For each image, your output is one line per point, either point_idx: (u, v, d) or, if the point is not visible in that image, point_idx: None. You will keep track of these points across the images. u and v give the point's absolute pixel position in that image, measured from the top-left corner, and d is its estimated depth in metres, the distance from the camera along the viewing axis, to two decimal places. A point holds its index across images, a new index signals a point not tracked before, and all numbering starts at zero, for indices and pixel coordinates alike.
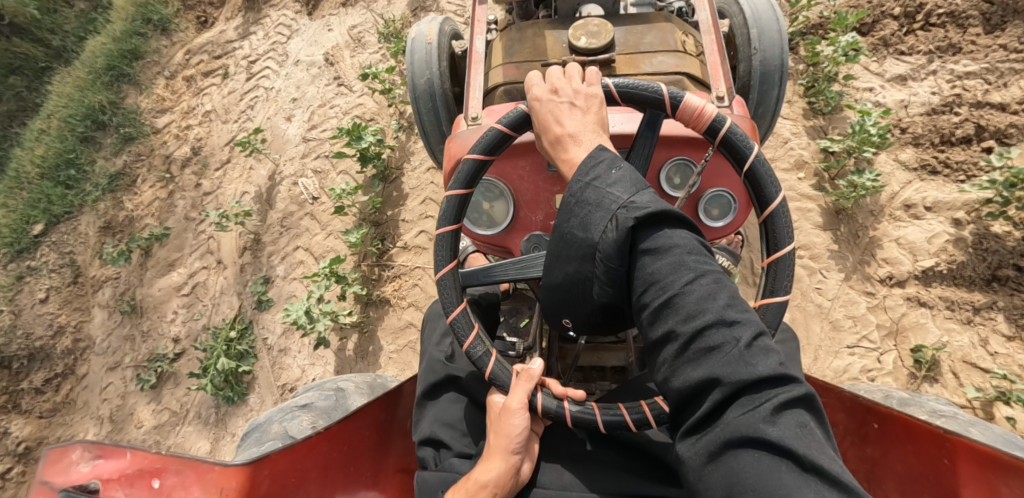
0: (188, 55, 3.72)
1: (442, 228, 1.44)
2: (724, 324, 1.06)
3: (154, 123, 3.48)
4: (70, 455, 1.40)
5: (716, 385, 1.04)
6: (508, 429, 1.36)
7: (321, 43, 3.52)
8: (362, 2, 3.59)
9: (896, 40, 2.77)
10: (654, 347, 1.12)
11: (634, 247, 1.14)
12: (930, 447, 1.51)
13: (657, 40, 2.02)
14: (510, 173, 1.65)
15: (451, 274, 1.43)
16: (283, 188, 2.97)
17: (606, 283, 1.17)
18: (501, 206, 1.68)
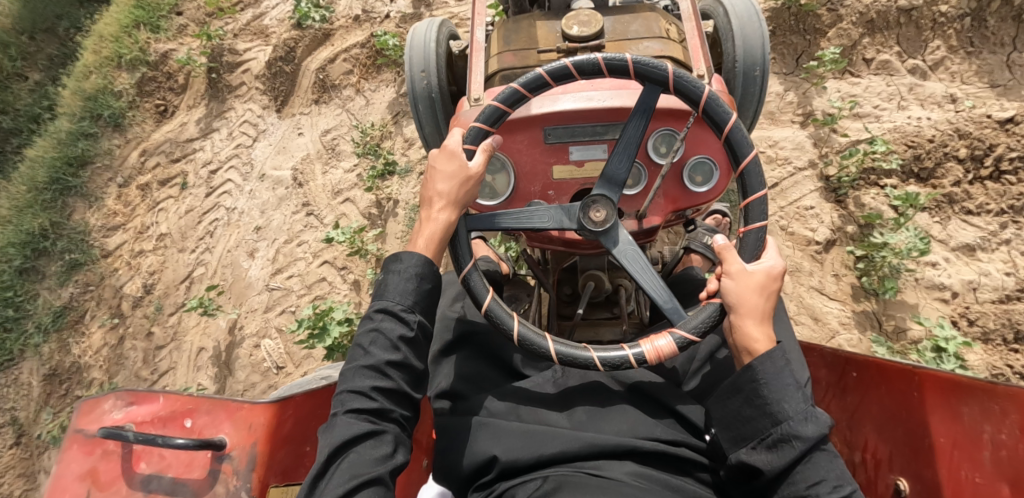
0: (143, 157, 3.30)
1: (466, 148, 1.64)
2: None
3: (104, 244, 3.08)
4: (104, 405, 1.68)
5: None
6: (468, 189, 1.63)
7: (289, 151, 3.08)
8: (337, 100, 3.15)
9: (962, 195, 2.33)
10: None
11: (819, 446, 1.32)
12: (901, 385, 1.60)
13: (642, 29, 2.40)
14: (509, 148, 1.83)
15: (463, 221, 1.67)
16: (244, 351, 2.59)
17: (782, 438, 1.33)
18: (503, 180, 1.83)
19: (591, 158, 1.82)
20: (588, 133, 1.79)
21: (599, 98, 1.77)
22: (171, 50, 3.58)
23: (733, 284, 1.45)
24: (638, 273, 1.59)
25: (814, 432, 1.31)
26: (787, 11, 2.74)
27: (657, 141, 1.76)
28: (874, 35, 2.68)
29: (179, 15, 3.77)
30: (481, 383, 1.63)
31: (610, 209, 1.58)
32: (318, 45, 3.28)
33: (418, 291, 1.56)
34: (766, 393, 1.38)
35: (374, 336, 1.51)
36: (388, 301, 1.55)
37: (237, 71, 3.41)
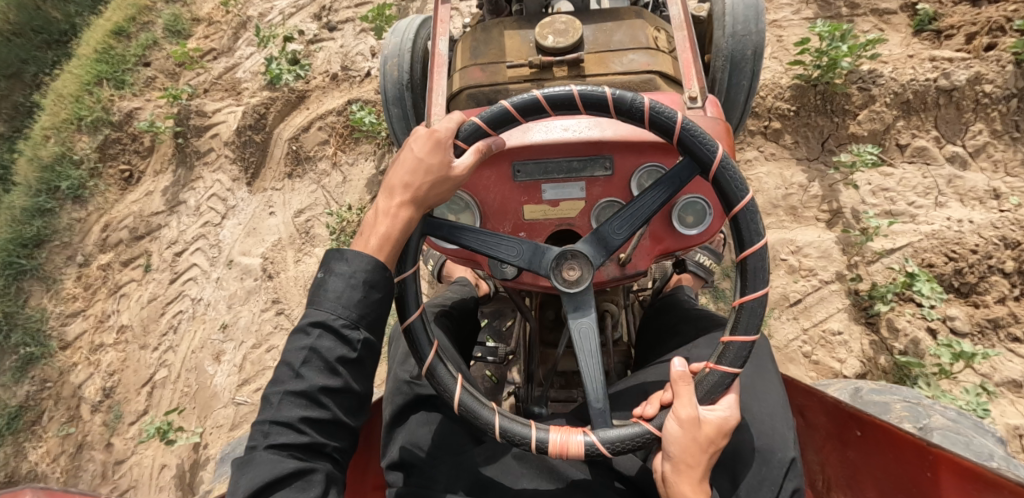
0: (105, 231, 3.06)
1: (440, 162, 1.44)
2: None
3: (62, 334, 2.86)
4: None
5: None
6: (441, 191, 1.42)
7: (259, 233, 2.81)
8: (311, 174, 2.87)
9: (1009, 319, 2.06)
10: None
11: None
12: (913, 456, 1.56)
13: (626, 38, 2.07)
14: (474, 183, 1.58)
15: (424, 220, 1.46)
16: (206, 473, 2.37)
17: None
18: (468, 220, 1.59)
19: (567, 197, 1.57)
20: (563, 169, 1.56)
21: (576, 129, 1.54)
22: (136, 108, 3.32)
23: (681, 431, 1.31)
24: (585, 354, 1.40)
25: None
26: (813, 88, 2.44)
27: (641, 177, 1.54)
28: (909, 118, 2.38)
29: (146, 67, 3.51)
30: (436, 452, 1.50)
31: (584, 266, 1.40)
32: (291, 110, 3.00)
33: (365, 302, 1.35)
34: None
35: (308, 355, 1.33)
36: (328, 314, 1.34)
37: (205, 134, 3.13)
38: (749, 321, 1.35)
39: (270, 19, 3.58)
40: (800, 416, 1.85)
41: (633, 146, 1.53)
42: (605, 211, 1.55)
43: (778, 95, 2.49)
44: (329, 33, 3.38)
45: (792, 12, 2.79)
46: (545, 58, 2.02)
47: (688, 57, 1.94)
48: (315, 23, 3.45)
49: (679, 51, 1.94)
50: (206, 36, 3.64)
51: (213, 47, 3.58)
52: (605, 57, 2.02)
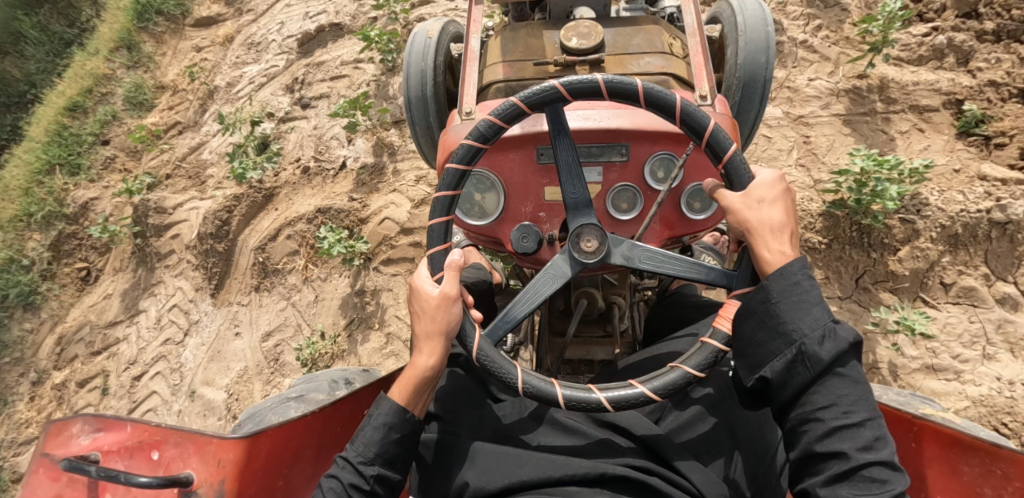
0: (60, 344, 2.81)
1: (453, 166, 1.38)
2: (890, 462, 1.12)
3: (14, 465, 2.63)
4: (70, 428, 1.36)
5: (843, 458, 1.13)
6: (445, 319, 1.37)
7: (224, 359, 2.55)
8: (280, 287, 2.59)
9: None
10: (812, 460, 1.17)
11: (832, 366, 1.17)
12: (897, 429, 1.41)
13: (644, 41, 2.11)
14: (498, 165, 1.58)
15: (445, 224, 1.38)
16: None
17: (788, 378, 1.19)
18: (492, 200, 1.59)
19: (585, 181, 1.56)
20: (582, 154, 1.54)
21: (597, 118, 1.53)
22: (91, 198, 3.04)
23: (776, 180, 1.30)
24: (663, 264, 1.38)
25: (845, 343, 1.16)
26: (846, 216, 2.16)
27: (654, 165, 1.54)
28: (956, 253, 2.08)
29: (104, 145, 3.22)
30: (454, 398, 1.47)
31: (604, 240, 1.38)
32: (258, 211, 2.70)
33: (385, 441, 1.32)
34: (779, 311, 1.21)
35: (333, 482, 1.30)
36: (351, 449, 1.33)
37: (165, 234, 2.84)
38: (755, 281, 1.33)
39: (238, 90, 3.26)
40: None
41: (651, 134, 1.52)
42: (621, 196, 1.55)
43: (808, 226, 2.22)
44: (302, 110, 3.06)
45: (820, 106, 2.48)
46: (567, 58, 2.05)
47: (699, 58, 2.00)
48: (288, 96, 3.13)
49: (693, 53, 1.98)
50: (170, 107, 3.34)
51: (178, 120, 3.28)
52: (623, 57, 2.07)
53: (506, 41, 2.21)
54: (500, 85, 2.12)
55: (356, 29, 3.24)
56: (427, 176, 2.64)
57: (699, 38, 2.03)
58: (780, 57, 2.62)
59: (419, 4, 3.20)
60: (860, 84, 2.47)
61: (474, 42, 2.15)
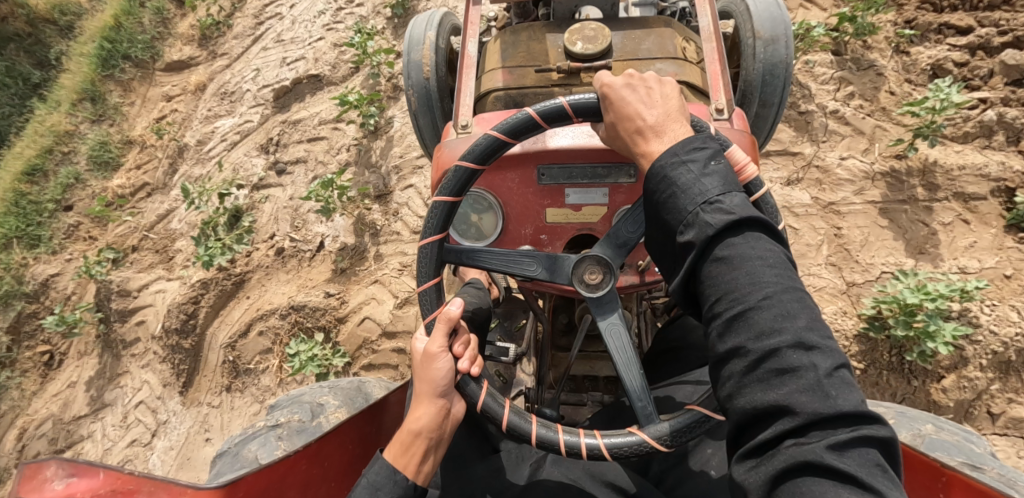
0: (20, 440, 2.61)
1: (427, 238, 1.28)
2: (798, 342, 0.96)
3: None
4: (43, 472, 1.14)
5: (744, 354, 0.99)
6: (433, 374, 1.25)
7: (194, 468, 2.33)
8: (253, 388, 2.36)
9: None
10: (721, 363, 1.02)
11: (712, 250, 1.04)
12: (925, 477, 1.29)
13: (655, 46, 1.83)
14: (496, 186, 1.38)
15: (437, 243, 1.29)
16: None
17: (668, 271, 1.08)
18: (490, 222, 1.40)
19: (590, 202, 1.36)
20: (587, 174, 1.35)
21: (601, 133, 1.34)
22: (53, 274, 2.83)
23: (622, 78, 1.19)
24: None
25: (719, 223, 1.03)
26: (885, 340, 1.91)
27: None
28: (1007, 381, 1.83)
29: (68, 211, 3.00)
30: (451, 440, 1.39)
31: (609, 267, 1.23)
32: (227, 300, 2.47)
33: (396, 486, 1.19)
34: (652, 208, 1.11)
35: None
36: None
37: (129, 320, 2.61)
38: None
39: (209, 149, 2.99)
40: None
41: None
42: None
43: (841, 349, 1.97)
44: (277, 176, 2.79)
45: (853, 191, 2.22)
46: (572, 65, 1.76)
47: (717, 67, 1.69)
48: (262, 158, 2.87)
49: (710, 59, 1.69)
50: (137, 166, 3.08)
51: (145, 181, 3.03)
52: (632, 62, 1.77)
53: (504, 47, 1.93)
54: (497, 92, 1.85)
55: (336, 82, 2.96)
56: (413, 264, 2.39)
57: (718, 43, 1.73)
58: (808, 130, 2.35)
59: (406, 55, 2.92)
60: (898, 167, 2.21)
61: (472, 47, 1.88)
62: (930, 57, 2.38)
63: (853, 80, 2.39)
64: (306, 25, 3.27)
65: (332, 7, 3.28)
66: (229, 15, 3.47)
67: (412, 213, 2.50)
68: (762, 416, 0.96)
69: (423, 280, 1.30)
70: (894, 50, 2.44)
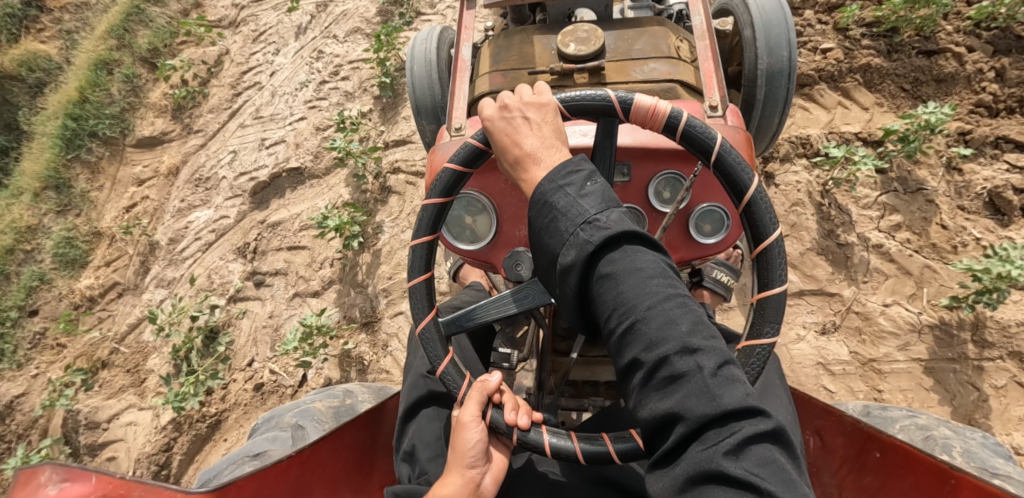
0: None
1: (414, 278, 1.31)
2: (683, 349, 0.98)
3: None
4: (38, 478, 1.20)
5: (638, 367, 1.01)
6: (463, 444, 1.27)
7: None
8: None
9: None
10: (621, 376, 1.04)
11: (598, 268, 1.06)
12: (932, 480, 1.34)
13: (649, 45, 1.82)
14: (491, 187, 1.51)
15: (424, 284, 1.31)
16: None
17: (566, 293, 1.09)
18: (484, 223, 1.54)
19: None
20: None
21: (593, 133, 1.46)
22: (17, 394, 2.61)
23: (496, 110, 1.23)
24: None
25: (598, 239, 1.05)
26: None
27: (660, 185, 1.45)
28: None
29: (33, 317, 2.78)
30: (443, 451, 1.50)
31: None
32: (202, 444, 2.29)
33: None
34: (538, 235, 1.12)
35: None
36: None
37: (99, 454, 2.40)
38: (771, 316, 1.16)
39: (182, 249, 2.74)
40: (814, 438, 1.60)
41: (655, 154, 1.44)
42: None
43: None
44: (254, 288, 2.54)
45: (897, 345, 1.98)
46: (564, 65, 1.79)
47: (711, 65, 1.71)
48: (239, 264, 2.61)
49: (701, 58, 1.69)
50: (107, 263, 2.83)
51: (116, 280, 2.79)
52: (625, 63, 1.79)
53: (496, 50, 1.95)
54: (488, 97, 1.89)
55: (318, 174, 2.68)
56: None
57: (711, 42, 1.77)
58: (847, 266, 2.09)
59: (393, 147, 2.63)
60: (948, 318, 1.96)
61: (464, 51, 1.98)
62: (986, 180, 2.10)
63: (899, 207, 2.12)
64: (287, 100, 3.00)
65: (315, 79, 2.99)
66: (204, 83, 3.21)
67: (402, 347, 2.26)
68: (663, 423, 0.98)
69: (413, 275, 1.32)
70: (944, 169, 2.16)
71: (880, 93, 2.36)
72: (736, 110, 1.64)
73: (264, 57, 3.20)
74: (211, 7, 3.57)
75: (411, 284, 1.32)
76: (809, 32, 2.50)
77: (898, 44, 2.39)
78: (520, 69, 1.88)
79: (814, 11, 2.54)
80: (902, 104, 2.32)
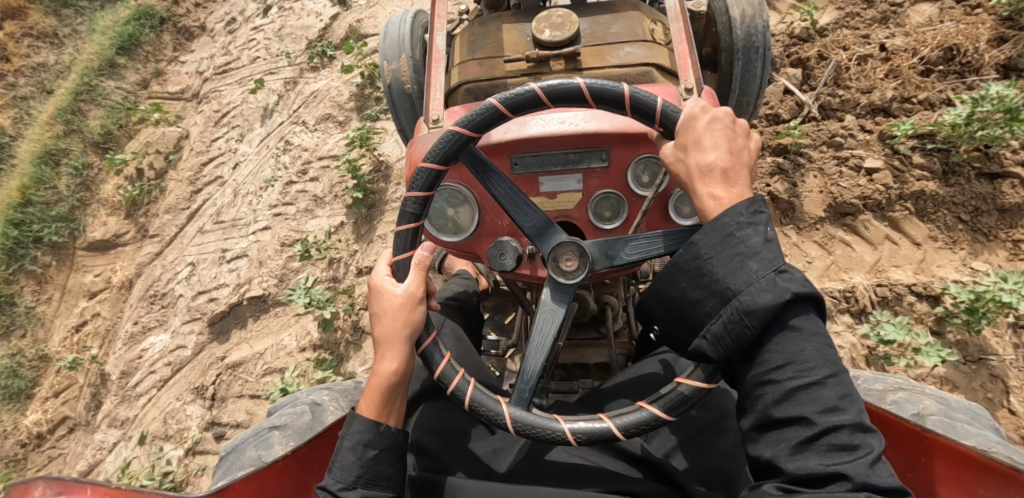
0: None
1: (500, 101, 1.22)
2: (858, 422, 0.97)
3: None
4: (31, 493, 1.24)
5: (802, 424, 0.98)
6: (410, 318, 1.27)
7: None
8: None
9: None
10: (769, 426, 1.01)
11: (781, 317, 1.01)
12: (906, 443, 1.27)
13: (625, 29, 1.72)
14: (473, 179, 1.42)
15: (495, 111, 1.23)
16: None
17: (731, 337, 1.02)
18: (466, 214, 1.45)
19: (565, 189, 1.41)
20: (560, 161, 1.39)
21: (572, 121, 1.37)
22: None
23: (730, 123, 1.17)
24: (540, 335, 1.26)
25: (797, 292, 0.99)
26: None
27: (638, 168, 1.39)
28: None
29: None
30: (445, 436, 1.40)
31: (587, 259, 1.24)
32: None
33: (362, 462, 1.23)
34: (711, 267, 1.04)
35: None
36: (330, 476, 1.24)
37: None
38: None
39: (135, 383, 2.43)
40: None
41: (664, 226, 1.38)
42: (604, 203, 1.40)
43: None
44: (215, 441, 2.23)
45: None
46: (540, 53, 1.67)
47: (686, 48, 1.61)
48: (197, 406, 2.30)
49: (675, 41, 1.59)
50: (55, 393, 2.54)
51: (64, 415, 2.48)
52: (601, 48, 1.68)
53: (473, 38, 1.82)
54: (465, 86, 1.75)
55: (283, 301, 2.36)
56: None
57: (687, 22, 1.66)
58: None
59: (367, 275, 2.30)
60: None
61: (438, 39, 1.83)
62: None
63: (958, 383, 1.80)
64: (249, 201, 2.65)
65: (280, 177, 2.63)
66: (161, 174, 2.88)
67: None
68: (810, 484, 0.97)
69: (506, 100, 1.22)
70: (1011, 329, 1.81)
71: (933, 225, 1.99)
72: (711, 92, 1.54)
73: (226, 144, 2.86)
74: (174, 75, 3.31)
75: (496, 98, 1.23)
76: (851, 143, 2.12)
77: (956, 163, 2.02)
78: (495, 57, 1.75)
79: (855, 116, 2.17)
80: (960, 238, 1.97)
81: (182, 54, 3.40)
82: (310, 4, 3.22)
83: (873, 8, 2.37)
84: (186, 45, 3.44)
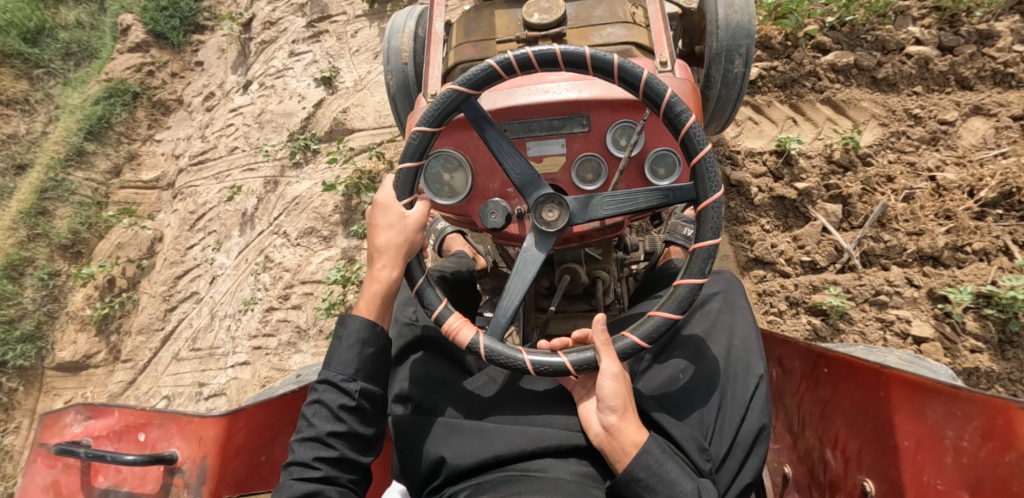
0: None
1: (618, 60, 1.35)
2: None
3: None
4: (64, 419, 1.64)
5: None
6: (412, 241, 1.46)
7: None
8: None
9: None
10: None
11: None
12: (869, 379, 1.49)
13: (607, 11, 1.87)
14: (466, 144, 1.62)
15: (608, 60, 1.35)
16: None
17: None
18: (461, 179, 1.62)
19: (549, 153, 1.59)
20: (544, 127, 1.58)
21: (556, 90, 1.57)
22: None
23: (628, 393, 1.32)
24: (517, 275, 1.45)
25: None
26: None
27: (616, 134, 1.56)
28: None
29: None
30: (428, 383, 1.51)
31: (564, 208, 1.42)
32: None
33: (362, 357, 1.43)
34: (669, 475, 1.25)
35: (317, 408, 1.40)
36: (331, 370, 1.42)
37: None
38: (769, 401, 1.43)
39: None
40: (774, 365, 1.73)
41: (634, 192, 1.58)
42: (586, 165, 1.57)
43: None
44: None
45: None
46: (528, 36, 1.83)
47: (663, 25, 1.78)
48: None
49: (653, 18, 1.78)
50: None
51: None
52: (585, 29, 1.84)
53: (467, 22, 1.99)
54: (462, 65, 1.93)
55: None
56: None
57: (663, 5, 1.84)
58: None
59: None
60: None
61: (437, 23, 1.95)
62: None
63: None
64: (227, 326, 2.43)
65: (260, 299, 2.40)
66: (133, 284, 2.66)
67: None
68: None
69: (624, 62, 1.36)
70: None
71: None
72: (684, 64, 1.73)
73: (202, 253, 2.62)
74: (149, 157, 3.07)
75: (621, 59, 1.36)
76: (896, 301, 1.89)
77: (1014, 331, 1.78)
78: (488, 39, 1.92)
79: (901, 266, 1.93)
80: None
81: (158, 131, 3.15)
82: (294, 83, 2.98)
83: (920, 125, 2.12)
84: (162, 120, 3.19)
